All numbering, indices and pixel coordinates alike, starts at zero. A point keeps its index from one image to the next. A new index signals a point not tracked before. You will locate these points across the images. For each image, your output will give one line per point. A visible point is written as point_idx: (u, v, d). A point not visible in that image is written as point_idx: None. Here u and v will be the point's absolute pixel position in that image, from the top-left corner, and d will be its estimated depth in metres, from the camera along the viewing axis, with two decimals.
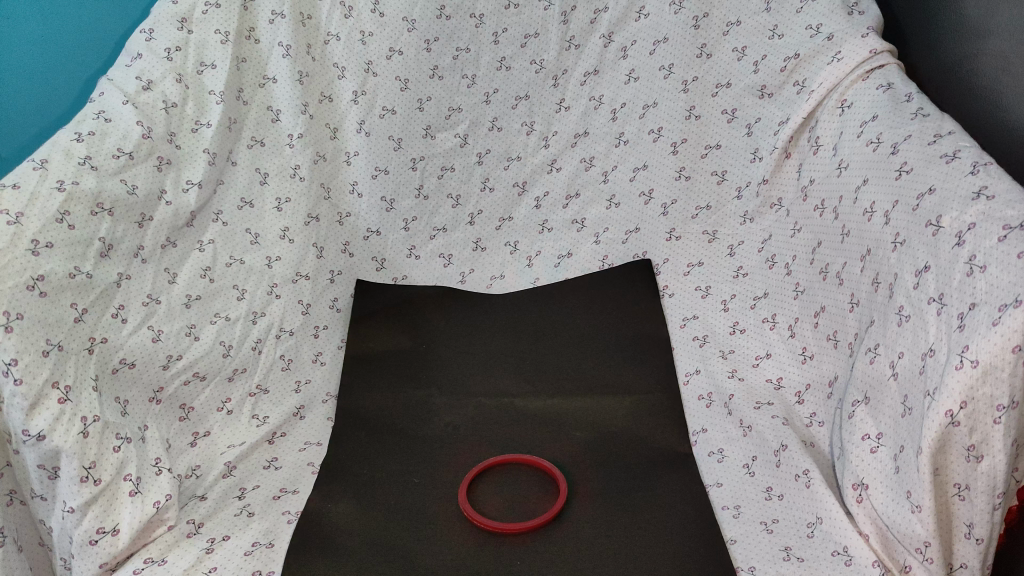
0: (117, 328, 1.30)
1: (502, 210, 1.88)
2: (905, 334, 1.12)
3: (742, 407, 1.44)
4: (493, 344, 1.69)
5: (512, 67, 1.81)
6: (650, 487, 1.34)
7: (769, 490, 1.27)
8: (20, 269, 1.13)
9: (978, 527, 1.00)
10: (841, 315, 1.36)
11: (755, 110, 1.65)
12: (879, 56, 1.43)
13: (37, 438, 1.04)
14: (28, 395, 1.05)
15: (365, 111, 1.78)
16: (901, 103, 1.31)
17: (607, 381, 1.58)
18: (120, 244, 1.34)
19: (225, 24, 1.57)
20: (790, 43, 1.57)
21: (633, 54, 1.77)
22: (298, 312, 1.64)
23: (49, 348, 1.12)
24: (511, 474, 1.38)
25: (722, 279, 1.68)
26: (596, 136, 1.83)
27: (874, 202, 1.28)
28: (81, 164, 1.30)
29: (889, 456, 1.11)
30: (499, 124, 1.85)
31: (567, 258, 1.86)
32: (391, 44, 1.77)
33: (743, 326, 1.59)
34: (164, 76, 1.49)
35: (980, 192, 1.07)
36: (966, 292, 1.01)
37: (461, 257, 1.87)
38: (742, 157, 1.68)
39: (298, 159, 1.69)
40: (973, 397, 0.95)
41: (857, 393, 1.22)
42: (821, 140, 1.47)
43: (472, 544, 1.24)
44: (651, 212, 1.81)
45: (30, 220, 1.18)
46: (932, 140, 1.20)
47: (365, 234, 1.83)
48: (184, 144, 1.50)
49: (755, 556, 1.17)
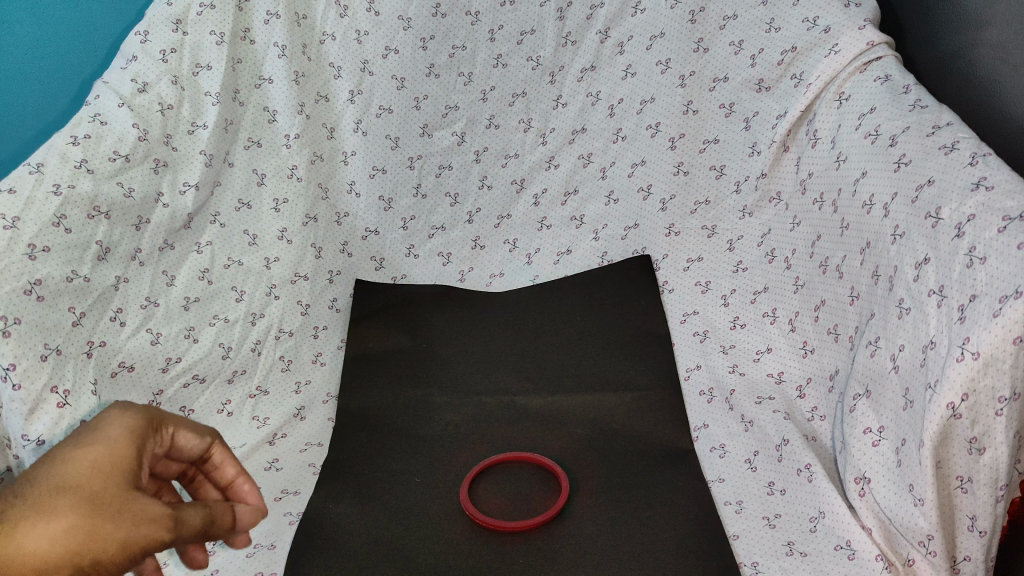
0: (114, 332, 1.32)
1: (500, 208, 1.88)
2: (905, 327, 1.11)
3: (742, 402, 1.45)
4: (492, 342, 1.69)
5: (508, 64, 1.81)
6: (652, 484, 1.33)
7: (772, 485, 1.28)
8: (16, 275, 1.15)
9: (981, 519, 1.00)
10: (842, 308, 1.35)
11: (753, 104, 1.64)
12: (876, 48, 1.40)
13: (37, 442, 1.07)
14: (25, 399, 1.08)
15: (362, 110, 1.78)
16: (899, 94, 1.30)
17: (608, 378, 1.57)
18: (117, 247, 1.34)
19: (220, 25, 1.54)
20: (787, 36, 1.55)
21: (630, 50, 1.77)
22: (296, 313, 1.64)
23: (48, 352, 1.15)
24: (511, 472, 1.38)
25: (721, 274, 1.68)
26: (594, 132, 1.83)
27: (873, 194, 1.28)
28: (77, 167, 1.29)
29: (891, 449, 1.11)
30: (496, 122, 1.84)
31: (567, 255, 1.86)
32: (387, 43, 1.76)
33: (743, 321, 1.58)
34: (159, 78, 1.45)
35: (979, 182, 1.07)
36: (966, 284, 1.01)
37: (459, 256, 1.87)
38: (741, 152, 1.67)
39: (296, 159, 1.69)
40: (974, 389, 0.94)
41: (858, 386, 1.21)
42: (819, 134, 1.45)
43: (473, 544, 1.24)
44: (650, 208, 1.81)
45: (27, 224, 1.19)
46: (931, 132, 1.19)
47: (363, 233, 1.83)
48: (180, 146, 1.49)
49: (758, 551, 1.18)
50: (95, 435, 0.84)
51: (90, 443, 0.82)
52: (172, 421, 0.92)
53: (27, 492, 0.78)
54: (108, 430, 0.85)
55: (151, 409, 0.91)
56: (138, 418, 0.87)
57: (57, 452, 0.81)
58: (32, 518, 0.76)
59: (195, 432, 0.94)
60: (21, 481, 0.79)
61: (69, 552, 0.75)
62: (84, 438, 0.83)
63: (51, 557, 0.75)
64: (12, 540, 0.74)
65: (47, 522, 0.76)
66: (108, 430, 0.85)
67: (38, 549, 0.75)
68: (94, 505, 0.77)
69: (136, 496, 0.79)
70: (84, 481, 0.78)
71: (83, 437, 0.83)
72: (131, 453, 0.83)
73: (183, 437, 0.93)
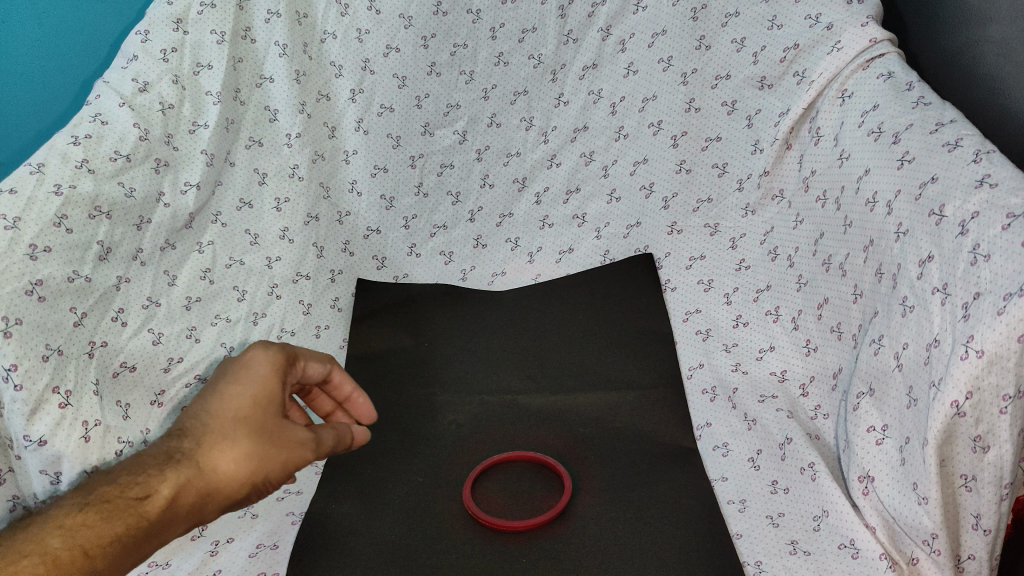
0: (116, 332, 1.32)
1: (502, 206, 1.88)
2: (908, 325, 1.11)
3: (745, 400, 1.44)
4: (494, 340, 1.69)
5: (510, 62, 1.80)
6: (655, 482, 1.33)
7: (774, 484, 1.28)
8: (17, 275, 1.15)
9: (985, 518, 1.00)
10: (845, 307, 1.35)
11: (756, 102, 1.63)
12: (880, 45, 1.40)
13: (38, 443, 1.09)
14: (28, 400, 1.09)
15: (363, 109, 1.77)
16: (902, 91, 1.29)
17: (611, 376, 1.57)
18: (118, 247, 1.34)
19: (220, 25, 1.53)
20: (789, 33, 1.54)
21: (632, 47, 1.76)
22: (298, 313, 1.64)
23: (49, 352, 1.15)
24: (513, 471, 1.37)
25: (723, 273, 1.67)
26: (596, 130, 1.82)
27: (877, 192, 1.27)
28: (78, 167, 1.28)
29: (894, 448, 1.10)
30: (498, 121, 1.84)
31: (568, 253, 1.86)
32: (388, 41, 1.75)
33: (746, 319, 1.58)
34: (160, 78, 1.45)
35: (983, 179, 1.06)
36: (970, 282, 1.00)
37: (461, 255, 1.87)
38: (743, 149, 1.67)
39: (297, 158, 1.68)
40: (978, 387, 0.94)
41: (861, 385, 1.21)
42: (822, 131, 1.45)
43: (476, 543, 1.24)
44: (652, 206, 1.81)
45: (28, 224, 1.19)
46: (934, 129, 1.19)
47: (365, 233, 1.83)
48: (181, 146, 1.48)
49: (762, 550, 1.18)
50: (246, 372, 0.99)
51: (245, 381, 0.97)
52: (303, 354, 1.06)
53: (206, 423, 0.93)
54: (257, 367, 0.99)
55: (285, 345, 1.04)
56: (280, 356, 1.01)
57: (218, 386, 0.97)
58: (215, 446, 0.91)
59: (320, 360, 1.08)
60: (196, 415, 0.95)
61: (250, 473, 0.92)
62: (240, 376, 0.98)
63: (235, 478, 0.91)
64: (206, 462, 0.90)
65: (228, 451, 0.91)
66: (256, 367, 0.99)
67: (222, 471, 0.91)
68: (262, 435, 0.93)
69: (288, 425, 0.96)
70: (251, 413, 0.94)
71: (240, 375, 0.98)
72: (279, 388, 0.98)
73: (312, 366, 1.07)
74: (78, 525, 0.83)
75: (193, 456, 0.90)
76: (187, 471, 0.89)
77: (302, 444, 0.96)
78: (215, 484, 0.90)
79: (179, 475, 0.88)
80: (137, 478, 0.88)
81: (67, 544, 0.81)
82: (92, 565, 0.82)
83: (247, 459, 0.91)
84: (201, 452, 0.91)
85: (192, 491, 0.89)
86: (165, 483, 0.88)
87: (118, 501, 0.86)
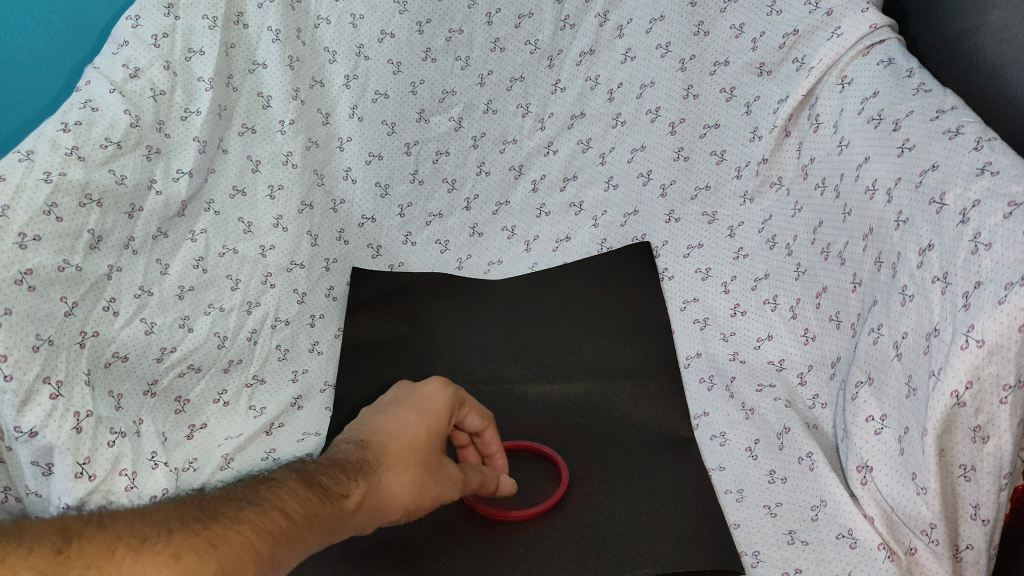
0: (108, 321, 1.33)
1: (499, 193, 1.85)
2: (908, 314, 1.10)
3: (742, 390, 1.43)
4: (490, 329, 1.66)
5: (506, 48, 1.78)
6: (650, 471, 1.34)
7: (772, 473, 1.27)
8: (6, 264, 1.17)
9: (984, 508, 0.99)
10: (843, 296, 1.34)
11: (755, 88, 1.61)
12: (881, 31, 1.40)
13: (30, 434, 1.10)
14: (17, 391, 1.10)
15: (357, 95, 1.76)
16: (902, 78, 1.28)
17: (607, 365, 1.56)
18: (110, 236, 1.35)
19: (212, 9, 1.52)
20: (789, 19, 1.52)
21: (630, 33, 1.73)
22: (292, 302, 1.60)
23: (39, 343, 1.16)
24: (512, 462, 1.36)
25: (722, 261, 1.64)
26: (593, 117, 1.80)
27: (875, 180, 1.26)
28: (68, 154, 1.28)
29: (893, 438, 1.10)
30: (493, 107, 1.82)
31: (565, 241, 1.82)
32: (382, 27, 1.74)
33: (743, 308, 1.55)
34: (151, 63, 1.44)
35: (985, 167, 1.05)
36: (970, 271, 1.00)
37: (457, 243, 1.83)
38: (742, 136, 1.65)
39: (290, 145, 1.66)
40: (979, 376, 0.93)
41: (859, 373, 1.20)
42: (821, 118, 1.43)
43: (472, 536, 1.23)
44: (650, 194, 1.78)
45: (17, 212, 1.20)
46: (935, 116, 1.17)
47: (359, 221, 1.80)
48: (173, 133, 1.47)
49: (758, 539, 1.18)
50: (425, 403, 1.00)
51: (424, 410, 0.99)
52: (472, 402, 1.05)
53: (385, 443, 0.95)
54: (434, 403, 0.99)
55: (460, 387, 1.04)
56: (454, 399, 1.01)
57: (398, 410, 0.99)
58: (389, 470, 0.93)
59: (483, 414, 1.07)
60: (376, 428, 0.97)
61: (412, 502, 0.94)
62: (418, 405, 1.00)
63: (397, 502, 0.93)
64: (381, 481, 0.92)
65: (398, 477, 0.93)
66: (434, 400, 1.00)
67: (391, 491, 0.92)
68: (427, 470, 0.95)
69: (446, 463, 0.98)
70: (424, 445, 0.96)
71: (419, 404, 1.00)
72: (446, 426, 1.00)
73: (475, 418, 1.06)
74: (302, 497, 0.85)
75: (372, 473, 0.92)
76: (363, 485, 0.90)
77: (452, 485, 0.98)
78: (382, 503, 0.92)
79: (364, 487, 0.90)
80: (335, 476, 0.90)
81: (295, 508, 0.84)
82: (307, 532, 0.84)
83: (416, 489, 0.93)
84: (379, 465, 0.93)
85: (367, 503, 0.90)
86: (355, 489, 0.89)
87: (327, 488, 0.88)
